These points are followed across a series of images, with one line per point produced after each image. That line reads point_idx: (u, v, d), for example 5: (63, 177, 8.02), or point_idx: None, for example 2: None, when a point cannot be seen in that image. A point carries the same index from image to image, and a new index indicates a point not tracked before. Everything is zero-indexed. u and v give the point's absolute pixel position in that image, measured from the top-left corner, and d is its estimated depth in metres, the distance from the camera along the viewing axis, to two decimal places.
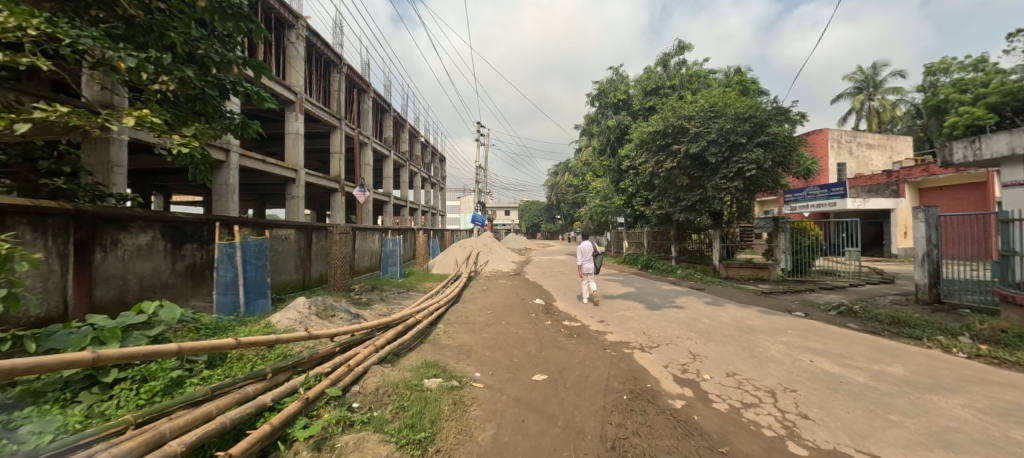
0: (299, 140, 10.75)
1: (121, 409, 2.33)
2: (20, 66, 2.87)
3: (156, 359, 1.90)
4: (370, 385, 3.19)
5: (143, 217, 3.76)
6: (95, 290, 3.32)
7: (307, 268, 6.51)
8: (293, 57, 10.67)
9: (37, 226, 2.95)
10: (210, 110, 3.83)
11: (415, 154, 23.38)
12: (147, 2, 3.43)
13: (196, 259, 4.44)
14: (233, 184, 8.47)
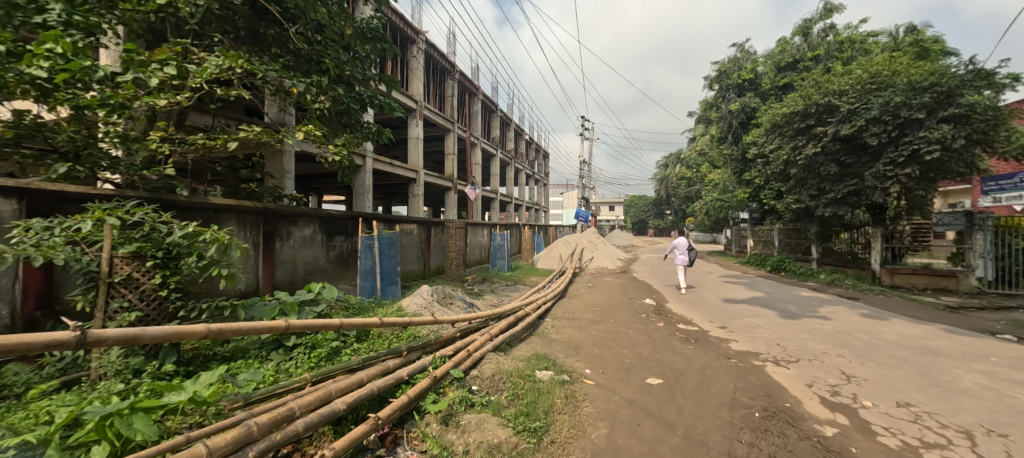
0: (419, 145, 11.94)
1: (298, 368, 2.88)
2: (230, 97, 3.71)
3: (325, 331, 2.31)
4: (486, 371, 3.37)
5: (306, 213, 4.55)
6: (276, 272, 4.15)
7: (428, 259, 7.24)
8: (415, 68, 11.84)
9: (239, 220, 3.79)
10: (353, 122, 4.43)
11: (519, 151, 24.21)
12: (310, 36, 4.12)
13: (343, 249, 5.23)
14: (369, 185, 9.79)
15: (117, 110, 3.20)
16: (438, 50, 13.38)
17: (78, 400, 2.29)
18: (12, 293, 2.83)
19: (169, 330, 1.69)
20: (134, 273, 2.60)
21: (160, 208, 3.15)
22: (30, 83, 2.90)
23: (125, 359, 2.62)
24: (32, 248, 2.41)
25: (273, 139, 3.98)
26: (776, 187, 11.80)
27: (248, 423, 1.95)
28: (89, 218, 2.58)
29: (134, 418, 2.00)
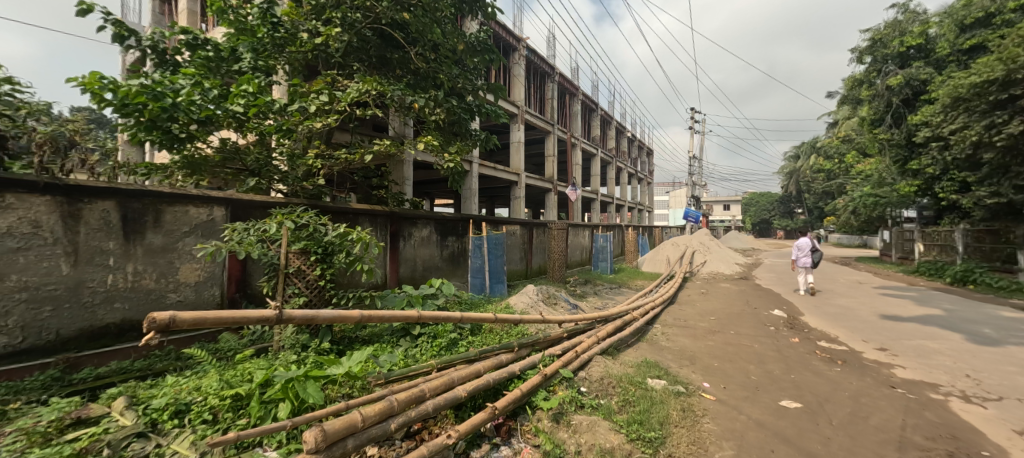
0: (521, 148, 12.34)
1: (423, 354, 3.22)
2: (366, 116, 4.28)
3: (447, 323, 2.53)
4: (594, 374, 3.33)
5: (424, 216, 5.02)
6: (400, 268, 4.68)
7: (530, 259, 7.49)
8: (517, 75, 12.25)
9: (372, 222, 4.34)
10: (463, 130, 4.80)
11: (621, 149, 23.48)
12: (428, 55, 4.54)
13: (454, 248, 5.66)
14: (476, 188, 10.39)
15: (286, 134, 3.95)
16: (538, 55, 13.63)
17: (267, 365, 2.90)
18: (222, 278, 3.73)
19: (335, 314, 2.04)
20: (302, 266, 3.20)
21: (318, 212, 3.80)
22: (233, 117, 3.77)
23: (295, 336, 3.22)
24: (237, 244, 3.10)
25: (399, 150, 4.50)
26: (960, 177, 9.37)
27: (390, 398, 2.26)
28: (276, 220, 3.16)
29: (307, 384, 2.48)
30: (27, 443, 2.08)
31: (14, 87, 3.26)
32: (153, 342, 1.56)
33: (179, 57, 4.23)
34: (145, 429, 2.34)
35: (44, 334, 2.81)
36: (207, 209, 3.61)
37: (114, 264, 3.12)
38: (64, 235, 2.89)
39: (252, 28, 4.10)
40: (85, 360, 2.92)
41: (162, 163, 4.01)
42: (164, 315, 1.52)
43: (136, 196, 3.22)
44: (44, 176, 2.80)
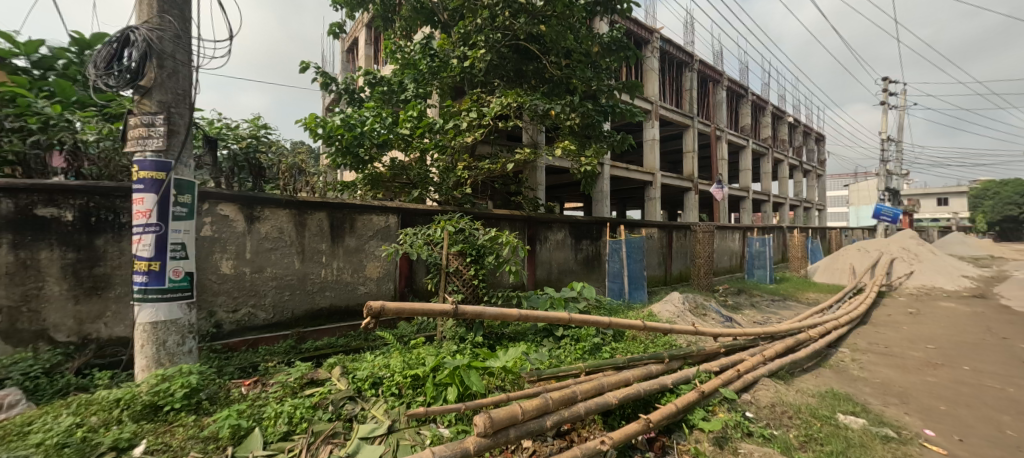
0: (655, 146, 11.55)
1: (569, 356, 3.29)
2: (507, 127, 4.66)
3: (595, 328, 2.63)
4: (762, 399, 2.92)
5: (559, 220, 5.15)
6: (538, 271, 4.89)
7: (668, 265, 7.36)
8: (650, 69, 11.54)
9: (512, 226, 4.63)
10: (597, 132, 4.83)
11: (778, 137, 20.22)
12: (561, 62, 4.68)
13: (589, 252, 5.66)
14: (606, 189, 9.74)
15: (440, 149, 4.50)
16: (675, 43, 12.66)
17: (436, 351, 3.35)
18: (396, 275, 4.44)
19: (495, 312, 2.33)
20: (459, 266, 3.62)
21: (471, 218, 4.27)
22: (402, 139, 4.44)
23: (455, 328, 3.65)
24: (410, 246, 3.66)
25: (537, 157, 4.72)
26: None
27: (545, 396, 2.37)
28: (441, 225, 3.59)
29: (470, 373, 2.80)
30: (284, 391, 2.91)
31: (268, 130, 4.42)
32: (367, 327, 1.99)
33: (362, 93, 5.18)
34: (353, 394, 2.96)
35: (286, 312, 3.79)
36: (384, 217, 4.33)
37: (325, 261, 4.00)
38: (295, 238, 3.83)
39: (415, 61, 4.77)
40: (309, 334, 3.82)
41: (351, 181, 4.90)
42: (377, 305, 2.09)
43: (339, 208, 4.06)
44: (285, 195, 3.76)
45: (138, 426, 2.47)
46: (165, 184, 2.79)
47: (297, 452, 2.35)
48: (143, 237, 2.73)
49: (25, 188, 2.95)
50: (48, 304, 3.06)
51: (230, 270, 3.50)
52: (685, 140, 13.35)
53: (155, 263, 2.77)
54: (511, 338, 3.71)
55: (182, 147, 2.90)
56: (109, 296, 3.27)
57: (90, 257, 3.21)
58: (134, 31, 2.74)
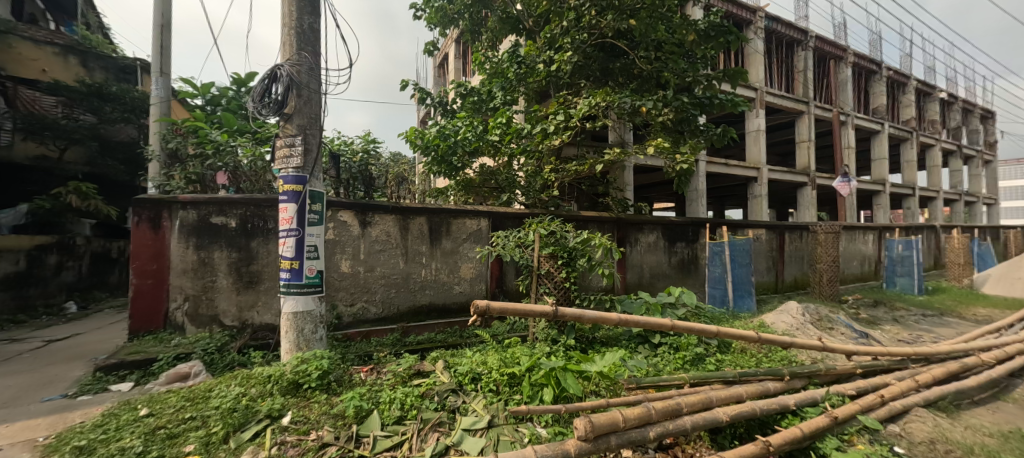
0: (761, 137, 9.94)
1: (668, 365, 3.17)
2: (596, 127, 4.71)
3: (706, 336, 2.57)
4: (917, 434, 2.44)
5: (651, 221, 5.00)
6: (629, 275, 4.76)
7: (780, 270, 6.88)
8: (753, 53, 10.19)
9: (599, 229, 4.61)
10: (693, 127, 4.73)
11: (925, 118, 16.82)
12: (651, 55, 4.55)
13: (684, 255, 5.36)
14: (703, 188, 8.54)
15: (530, 153, 4.66)
16: (783, 20, 11.03)
17: (530, 352, 3.45)
18: (487, 276, 4.64)
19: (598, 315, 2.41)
20: (550, 268, 3.71)
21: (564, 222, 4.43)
22: (492, 145, 4.65)
23: (547, 329, 3.74)
24: (503, 248, 3.85)
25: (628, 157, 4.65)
26: None
27: (648, 405, 2.26)
28: (533, 228, 3.72)
29: (566, 375, 2.81)
30: (396, 379, 3.21)
31: (376, 144, 4.94)
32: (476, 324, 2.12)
33: (452, 104, 5.52)
34: (455, 387, 3.14)
35: (392, 307, 4.19)
36: (476, 220, 4.56)
37: (425, 262, 4.34)
38: (400, 240, 4.22)
39: (502, 69, 4.95)
40: (412, 328, 4.17)
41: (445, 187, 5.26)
42: (483, 303, 2.11)
43: (436, 213, 4.38)
44: (392, 202, 4.17)
45: (285, 398, 2.94)
46: (303, 195, 3.25)
47: (409, 436, 2.59)
48: (287, 240, 3.22)
49: (203, 203, 3.76)
50: (220, 294, 3.80)
51: (348, 269, 3.98)
52: (798, 129, 11.52)
53: (295, 262, 3.25)
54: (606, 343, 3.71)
55: (314, 163, 3.35)
56: (259, 289, 3.88)
57: (246, 256, 3.86)
58: (280, 68, 3.28)
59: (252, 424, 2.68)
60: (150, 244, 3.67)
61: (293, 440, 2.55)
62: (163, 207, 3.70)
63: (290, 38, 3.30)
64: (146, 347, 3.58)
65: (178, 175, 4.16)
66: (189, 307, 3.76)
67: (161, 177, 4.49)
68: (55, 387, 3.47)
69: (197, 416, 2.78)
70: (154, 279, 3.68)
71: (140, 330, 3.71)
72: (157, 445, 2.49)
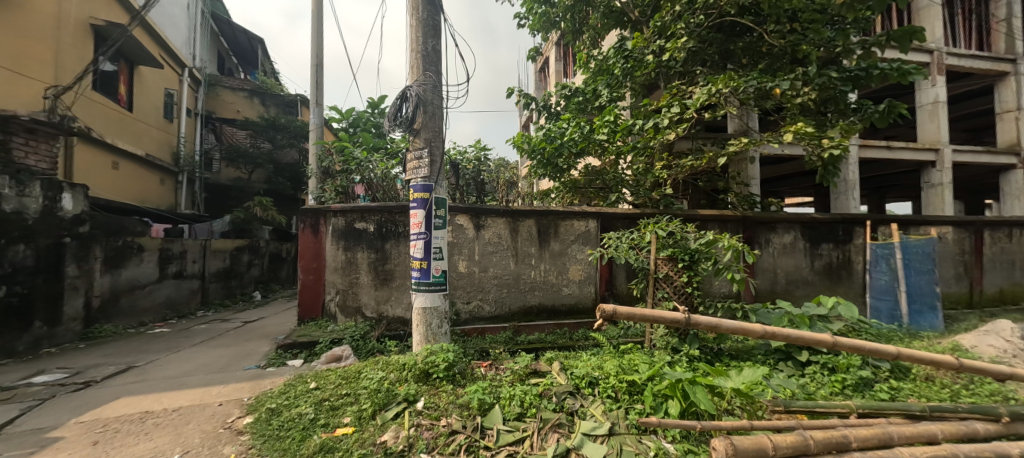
0: (940, 111, 7.85)
1: (822, 389, 2.88)
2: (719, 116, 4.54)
3: (880, 357, 2.19)
4: None
5: (785, 220, 4.85)
6: (757, 278, 4.75)
7: (978, 280, 5.52)
8: (923, 8, 8.04)
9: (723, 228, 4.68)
10: (842, 106, 4.45)
11: None
12: (783, 31, 4.22)
13: (831, 259, 5.07)
14: (854, 179, 7.12)
15: (642, 151, 4.63)
16: None
17: (650, 360, 3.30)
18: (596, 278, 4.58)
19: (736, 325, 2.24)
20: (669, 272, 3.53)
21: (687, 221, 4.57)
22: (599, 145, 4.67)
23: (667, 337, 3.56)
24: (615, 250, 3.79)
25: (760, 145, 4.42)
26: None
27: (804, 433, 1.98)
28: (650, 228, 3.55)
29: (695, 388, 2.57)
30: (514, 377, 3.31)
31: (487, 151, 5.25)
32: (599, 328, 2.05)
33: (556, 107, 5.83)
34: (572, 389, 3.10)
35: (504, 306, 4.40)
36: (584, 221, 4.54)
37: (534, 263, 4.45)
38: (511, 242, 4.39)
39: (608, 65, 5.02)
40: (523, 328, 4.33)
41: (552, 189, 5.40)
42: (609, 307, 2.04)
43: (545, 215, 4.45)
44: (503, 206, 4.36)
45: (418, 385, 3.20)
46: (429, 202, 3.50)
47: (530, 434, 2.63)
48: (417, 242, 3.51)
49: (349, 212, 4.39)
50: (362, 289, 4.40)
51: (464, 269, 4.29)
52: (1000, 96, 8.67)
53: (424, 262, 3.53)
54: (741, 357, 3.50)
55: (438, 172, 3.63)
56: (392, 286, 4.40)
57: (382, 256, 4.40)
58: (409, 89, 3.67)
59: (393, 405, 2.95)
60: (312, 246, 4.42)
61: (427, 424, 2.76)
62: (320, 216, 4.43)
63: (417, 60, 3.66)
64: (310, 331, 4.31)
65: (331, 188, 4.90)
66: (339, 299, 4.43)
67: (319, 191, 5.45)
68: (251, 359, 4.41)
69: (351, 392, 3.20)
70: (314, 275, 4.43)
71: (306, 316, 4.49)
72: (324, 415, 2.95)
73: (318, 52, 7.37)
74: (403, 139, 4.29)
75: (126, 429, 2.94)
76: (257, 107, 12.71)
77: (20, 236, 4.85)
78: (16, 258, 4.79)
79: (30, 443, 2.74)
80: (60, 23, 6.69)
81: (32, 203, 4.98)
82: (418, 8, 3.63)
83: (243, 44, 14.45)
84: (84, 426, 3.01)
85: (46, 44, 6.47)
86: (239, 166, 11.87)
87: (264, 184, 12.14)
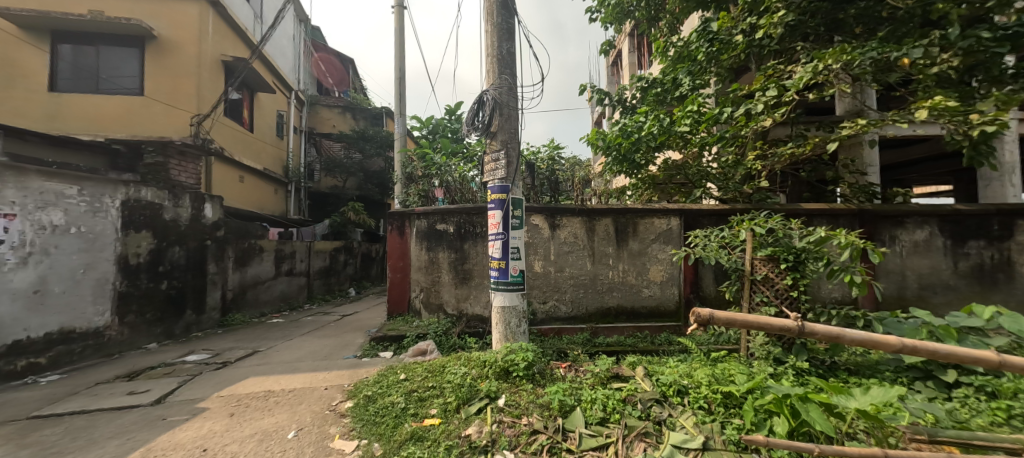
0: None
1: (978, 417, 2.35)
2: (826, 97, 4.03)
3: None
4: None
5: (918, 213, 4.17)
6: (879, 282, 4.18)
7: None
8: None
9: (833, 223, 4.23)
10: (996, 72, 3.68)
11: None
12: None
13: (984, 259, 4.24)
14: (1014, 161, 5.80)
15: (732, 141, 4.32)
16: None
17: (749, 371, 2.96)
18: (680, 280, 4.31)
19: (867, 335, 1.54)
20: (769, 273, 3.17)
21: (788, 217, 4.19)
22: (680, 137, 4.46)
23: (768, 346, 3.21)
24: (703, 250, 3.46)
25: (883, 127, 3.83)
26: None
27: None
28: (747, 226, 3.21)
29: (808, 407, 2.17)
30: (595, 380, 3.14)
31: (560, 150, 5.23)
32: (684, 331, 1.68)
33: (632, 100, 5.74)
34: (659, 397, 2.84)
35: (581, 307, 4.33)
36: (666, 219, 4.29)
37: (612, 263, 4.32)
38: (588, 242, 4.31)
39: (691, 50, 4.85)
40: (600, 330, 4.24)
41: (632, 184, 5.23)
42: (706, 312, 1.66)
43: (622, 213, 4.30)
44: (578, 205, 4.31)
45: (499, 383, 3.17)
46: (506, 203, 3.54)
47: (615, 440, 2.47)
48: (495, 243, 3.56)
49: (431, 214, 4.69)
50: (443, 287, 4.64)
51: (540, 269, 4.32)
52: None
53: (502, 262, 3.55)
54: (863, 373, 3.04)
55: (515, 173, 3.65)
56: (471, 285, 4.55)
57: (461, 256, 4.58)
58: (486, 93, 3.76)
59: (476, 401, 2.98)
60: (399, 246, 4.87)
61: (509, 421, 2.72)
62: (405, 219, 4.86)
63: (493, 64, 3.73)
64: (398, 325, 4.68)
65: (415, 192, 5.36)
66: (423, 296, 4.76)
67: (404, 195, 5.96)
68: (349, 349, 4.89)
69: (437, 385, 3.31)
70: (401, 273, 4.86)
71: (394, 312, 4.92)
72: (414, 405, 3.10)
73: (401, 67, 8.01)
74: (478, 142, 4.40)
75: (255, 404, 3.42)
76: (349, 121, 14.12)
77: (177, 239, 5.92)
78: (174, 258, 5.86)
79: (186, 411, 3.32)
80: (200, 62, 7.94)
81: (184, 213, 6.06)
82: (493, 13, 3.71)
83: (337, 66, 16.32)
84: (224, 399, 3.56)
85: (190, 79, 7.80)
86: (335, 175, 13.26)
87: (357, 191, 13.47)
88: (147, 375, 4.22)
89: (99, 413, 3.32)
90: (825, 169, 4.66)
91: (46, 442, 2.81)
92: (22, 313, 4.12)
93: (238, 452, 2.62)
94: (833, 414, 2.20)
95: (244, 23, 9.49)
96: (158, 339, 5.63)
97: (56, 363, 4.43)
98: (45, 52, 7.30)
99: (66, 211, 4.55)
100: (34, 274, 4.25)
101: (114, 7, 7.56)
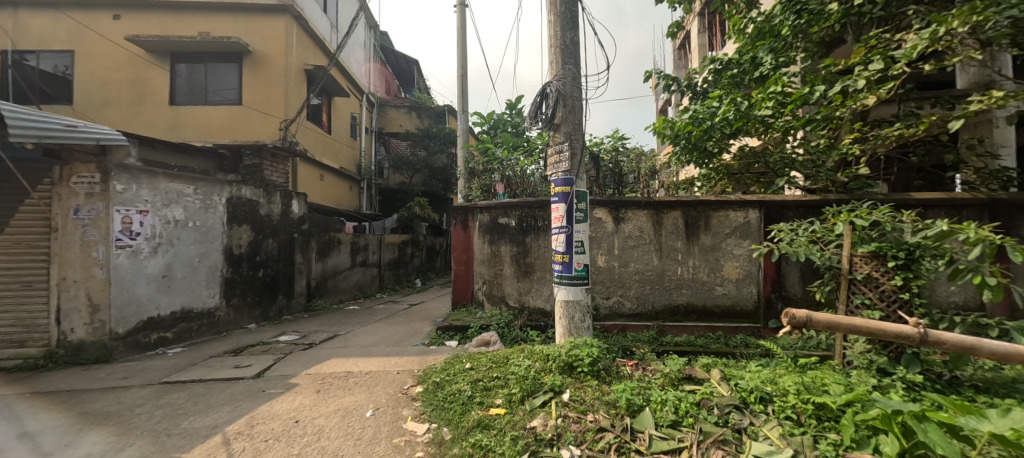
0: None
1: None
2: (950, 66, 3.41)
3: None
4: None
5: None
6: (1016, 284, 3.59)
7: None
8: None
9: (955, 214, 3.67)
10: None
11: None
12: None
13: None
14: None
15: (825, 123, 3.87)
16: None
17: (846, 382, 2.61)
18: (759, 278, 3.97)
19: (1002, 348, 1.74)
20: (873, 273, 2.75)
21: (897, 209, 3.69)
22: (761, 122, 4.09)
23: (870, 355, 2.80)
24: (789, 246, 3.10)
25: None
26: None
27: None
28: (845, 219, 2.81)
29: (927, 426, 1.76)
30: (665, 380, 2.97)
31: (625, 140, 5.10)
32: (788, 336, 1.75)
33: (703, 84, 5.39)
34: (739, 403, 2.55)
35: (648, 304, 4.17)
36: (744, 212, 3.96)
37: (682, 259, 4.10)
38: (654, 236, 4.14)
39: (774, 25, 4.52)
40: (668, 328, 4.05)
41: (703, 174, 4.93)
42: (801, 313, 1.72)
43: (693, 206, 4.06)
44: (644, 197, 4.15)
45: (563, 377, 3.13)
46: (570, 196, 3.46)
47: (689, 445, 2.23)
48: (559, 236, 3.50)
49: (493, 208, 4.83)
50: (506, 280, 4.74)
51: (603, 264, 4.23)
52: None
53: (566, 256, 3.47)
54: (997, 391, 2.57)
55: (579, 165, 3.53)
56: (533, 278, 4.57)
57: (523, 250, 4.62)
58: (550, 85, 3.70)
59: (541, 394, 2.97)
60: (463, 239, 5.10)
61: (574, 417, 2.64)
62: (469, 213, 5.07)
63: (556, 55, 3.66)
64: (463, 316, 4.88)
65: (477, 187, 5.58)
66: (486, 288, 4.94)
67: (467, 189, 6.20)
68: (418, 337, 5.17)
69: (502, 376, 3.36)
70: (465, 266, 5.10)
71: (459, 302, 5.17)
72: (479, 394, 3.15)
73: (463, 64, 8.21)
74: (542, 134, 4.34)
75: (338, 383, 3.74)
76: (414, 120, 14.88)
77: (270, 233, 6.68)
78: (268, 249, 6.61)
79: (281, 386, 3.72)
80: (287, 72, 8.77)
81: (276, 209, 6.83)
82: (556, 2, 3.62)
83: (403, 67, 17.27)
84: (311, 377, 3.94)
85: (278, 88, 8.65)
86: (402, 172, 14.07)
87: (422, 186, 14.12)
88: (249, 352, 4.81)
89: (213, 382, 3.84)
90: (946, 154, 4.05)
91: (176, 403, 3.32)
92: (155, 293, 4.89)
93: (324, 425, 2.89)
94: (957, 437, 1.75)
95: (322, 33, 10.31)
96: (257, 320, 6.39)
97: (180, 338, 5.18)
98: (166, 72, 8.57)
99: (185, 208, 5.28)
100: (163, 261, 5.00)
101: (216, 28, 8.58)
